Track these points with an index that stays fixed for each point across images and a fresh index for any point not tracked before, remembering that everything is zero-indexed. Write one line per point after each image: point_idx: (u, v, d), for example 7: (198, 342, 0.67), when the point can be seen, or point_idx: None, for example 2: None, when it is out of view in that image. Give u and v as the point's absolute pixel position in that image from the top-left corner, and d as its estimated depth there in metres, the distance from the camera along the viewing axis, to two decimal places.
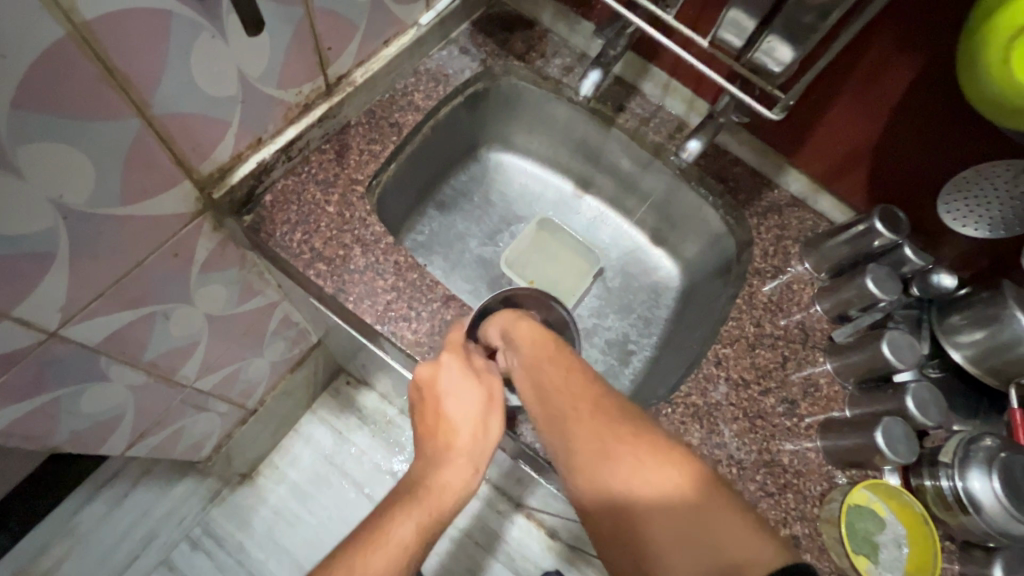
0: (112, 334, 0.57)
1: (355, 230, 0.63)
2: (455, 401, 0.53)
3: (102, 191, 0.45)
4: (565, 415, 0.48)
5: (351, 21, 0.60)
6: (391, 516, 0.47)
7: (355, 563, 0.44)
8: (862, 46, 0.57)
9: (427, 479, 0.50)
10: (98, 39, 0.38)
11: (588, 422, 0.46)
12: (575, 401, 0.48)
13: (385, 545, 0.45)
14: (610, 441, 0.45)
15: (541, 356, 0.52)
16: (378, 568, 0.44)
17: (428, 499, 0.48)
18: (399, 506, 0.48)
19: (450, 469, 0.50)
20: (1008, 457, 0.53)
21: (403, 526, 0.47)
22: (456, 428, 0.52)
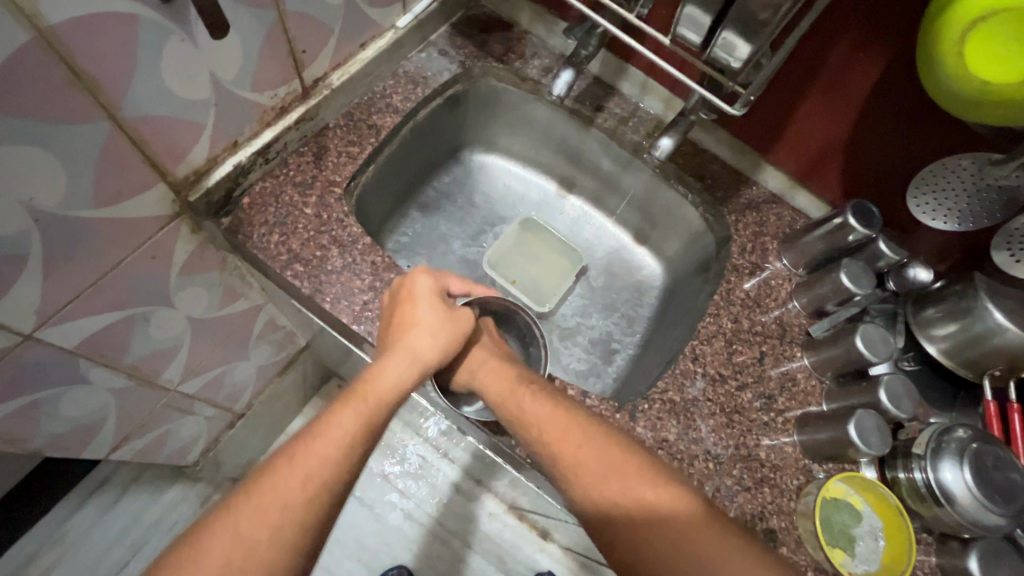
0: (90, 336, 0.57)
1: (333, 231, 0.64)
2: (389, 369, 0.55)
3: (75, 194, 0.46)
4: (577, 460, 0.51)
5: (325, 25, 0.60)
6: (331, 414, 0.50)
7: (303, 446, 0.47)
8: (829, 43, 0.58)
9: (362, 392, 0.53)
10: (64, 43, 0.39)
11: (596, 457, 0.50)
12: (578, 441, 0.52)
13: (327, 434, 0.48)
14: (626, 479, 0.48)
15: (518, 400, 0.57)
16: (319, 452, 0.46)
17: (363, 408, 0.51)
18: (336, 406, 0.51)
19: (375, 391, 0.53)
20: (979, 447, 0.54)
21: (342, 420, 0.50)
22: (383, 389, 0.54)
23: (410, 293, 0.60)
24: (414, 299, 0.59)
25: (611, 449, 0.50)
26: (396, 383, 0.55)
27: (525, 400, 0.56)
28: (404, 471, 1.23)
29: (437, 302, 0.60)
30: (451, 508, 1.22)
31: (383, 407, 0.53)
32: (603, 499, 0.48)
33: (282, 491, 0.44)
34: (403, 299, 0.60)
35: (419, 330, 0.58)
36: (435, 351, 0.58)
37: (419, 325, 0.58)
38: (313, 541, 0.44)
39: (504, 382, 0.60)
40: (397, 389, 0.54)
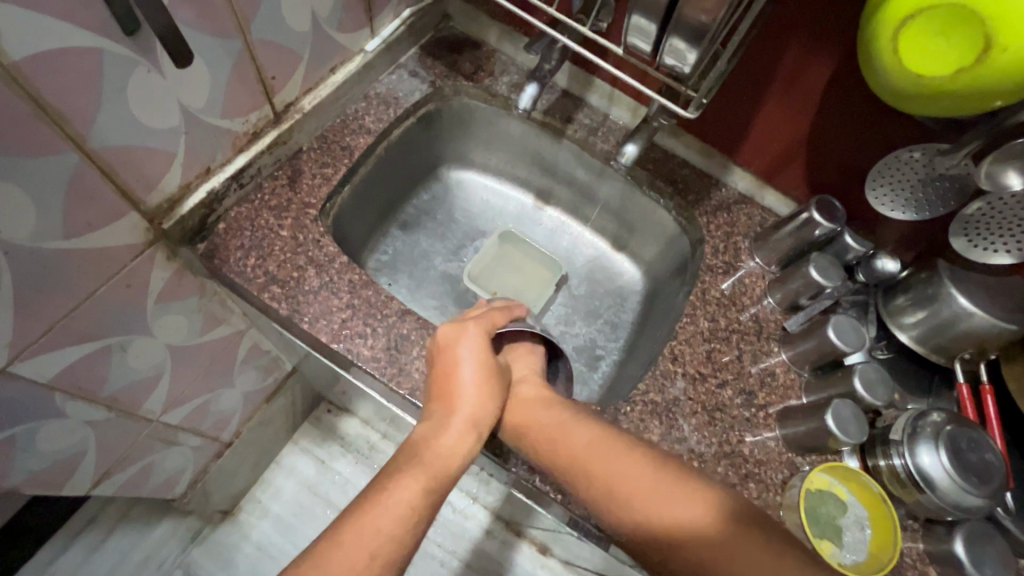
0: (65, 368, 0.57)
1: (309, 252, 0.64)
2: (450, 434, 0.53)
3: (45, 226, 0.46)
4: (585, 463, 0.51)
5: (293, 51, 0.62)
6: (394, 482, 0.48)
7: (369, 518, 0.45)
8: (780, 47, 0.60)
9: (426, 459, 0.51)
10: (30, 78, 0.39)
11: (609, 466, 0.50)
12: (584, 440, 0.52)
13: (392, 507, 0.46)
14: (632, 481, 0.49)
15: (532, 413, 0.56)
16: (389, 529, 0.45)
17: (430, 479, 0.49)
18: (400, 469, 0.50)
19: (441, 459, 0.51)
20: (953, 430, 0.55)
21: (410, 491, 0.48)
22: (445, 459, 0.51)
23: (455, 357, 0.57)
24: (458, 364, 0.57)
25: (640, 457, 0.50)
26: (461, 444, 0.53)
27: (540, 409, 0.56)
28: None
29: (489, 366, 0.58)
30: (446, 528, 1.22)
31: (449, 476, 0.51)
32: (606, 493, 0.49)
33: (355, 567, 0.42)
34: (450, 358, 0.57)
35: (470, 398, 0.55)
36: (493, 409, 0.56)
37: (472, 391, 0.56)
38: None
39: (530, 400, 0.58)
40: (461, 458, 0.52)
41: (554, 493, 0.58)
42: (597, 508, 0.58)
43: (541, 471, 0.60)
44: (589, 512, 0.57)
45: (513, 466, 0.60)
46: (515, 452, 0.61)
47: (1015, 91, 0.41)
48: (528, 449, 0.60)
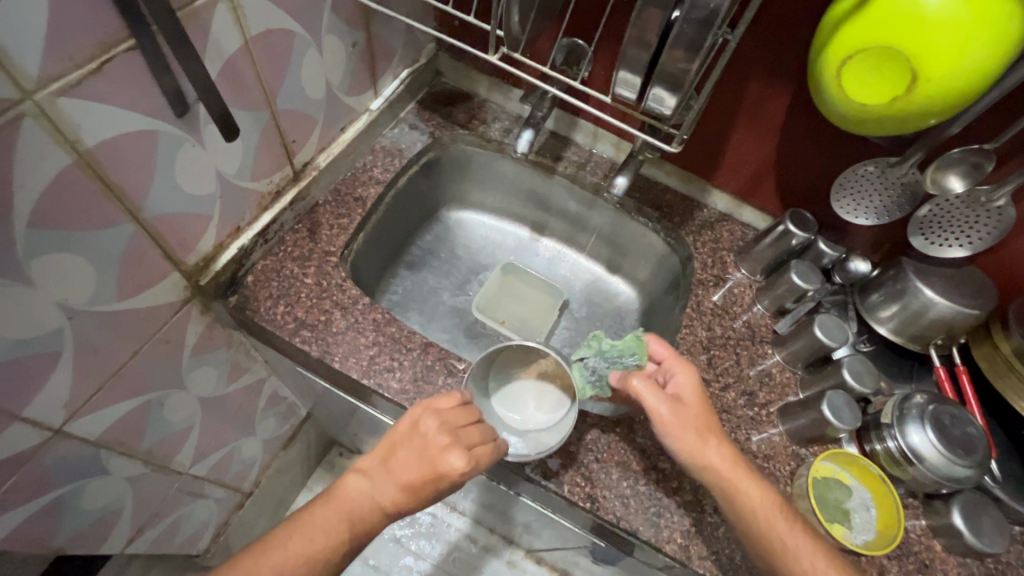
0: (112, 424, 0.60)
1: (333, 296, 0.69)
2: (365, 495, 0.53)
3: (102, 291, 0.51)
4: (744, 496, 0.54)
5: (310, 115, 0.68)
6: (308, 513, 0.52)
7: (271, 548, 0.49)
8: (743, 82, 0.68)
9: (340, 501, 0.53)
10: (100, 160, 0.45)
11: (759, 506, 0.53)
12: (743, 480, 0.54)
13: (282, 547, 0.49)
14: (781, 528, 0.53)
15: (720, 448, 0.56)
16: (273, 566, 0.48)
17: (333, 524, 0.51)
18: (321, 501, 0.53)
19: (349, 511, 0.52)
20: (935, 408, 0.60)
21: (310, 536, 0.50)
22: (362, 512, 0.53)
23: (410, 426, 0.55)
24: (409, 439, 0.54)
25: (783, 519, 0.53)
26: (381, 505, 0.53)
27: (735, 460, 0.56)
28: (416, 532, 1.29)
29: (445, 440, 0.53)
30: (468, 561, 1.27)
31: (359, 527, 0.52)
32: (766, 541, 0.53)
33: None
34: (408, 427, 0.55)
35: (411, 464, 0.53)
36: (428, 489, 0.53)
37: (417, 453, 0.53)
38: None
39: (693, 438, 0.55)
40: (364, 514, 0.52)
41: (583, 501, 0.61)
42: (624, 512, 0.61)
43: (570, 482, 0.62)
44: (616, 517, 0.60)
45: (541, 480, 0.62)
46: (543, 466, 0.62)
47: (942, 111, 0.49)
48: (555, 462, 0.63)
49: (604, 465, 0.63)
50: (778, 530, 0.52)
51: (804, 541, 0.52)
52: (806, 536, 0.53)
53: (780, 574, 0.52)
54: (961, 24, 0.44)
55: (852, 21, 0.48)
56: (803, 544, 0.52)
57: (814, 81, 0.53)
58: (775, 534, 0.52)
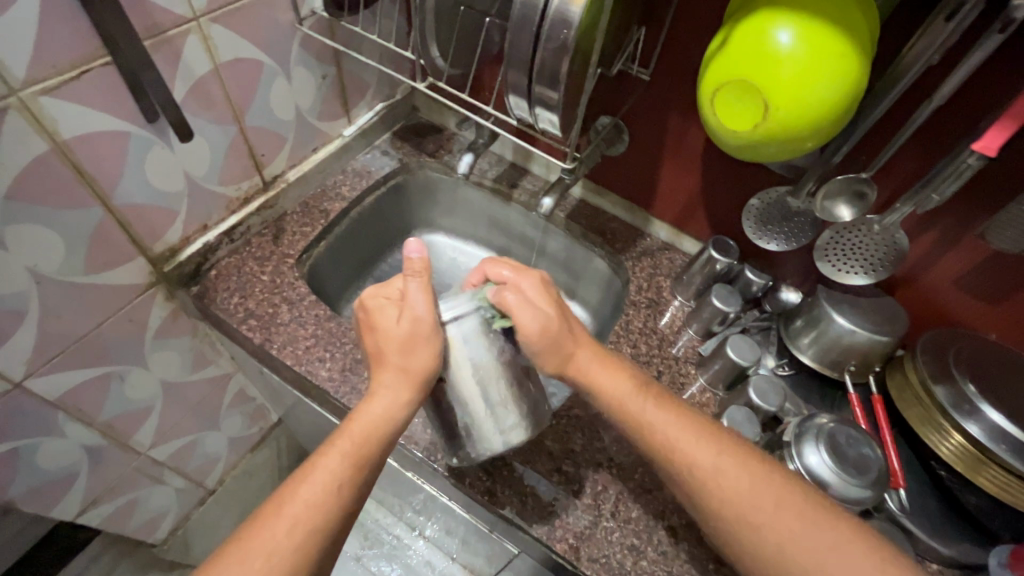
0: (71, 389, 0.68)
1: (284, 291, 0.77)
2: (376, 399, 0.55)
3: (69, 263, 0.59)
4: (603, 387, 0.57)
5: (280, 134, 0.78)
6: (322, 450, 0.52)
7: (300, 485, 0.50)
8: (664, 118, 0.75)
9: (351, 428, 0.54)
10: (74, 151, 0.54)
11: (615, 392, 0.56)
12: (594, 366, 0.57)
13: (318, 477, 0.51)
14: (653, 419, 0.54)
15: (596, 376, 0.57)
16: (309, 496, 0.49)
17: (349, 447, 0.53)
18: (328, 446, 0.53)
19: (366, 429, 0.54)
20: (835, 427, 0.61)
21: (329, 462, 0.51)
22: (383, 417, 0.54)
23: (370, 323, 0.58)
24: (383, 329, 0.57)
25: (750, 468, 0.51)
26: (396, 401, 0.54)
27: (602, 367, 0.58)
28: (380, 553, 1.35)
29: (398, 301, 0.57)
30: None
31: (376, 440, 0.54)
32: (727, 499, 0.50)
33: (283, 530, 0.48)
34: (372, 312, 0.58)
35: (395, 349, 0.54)
36: (422, 346, 0.54)
37: (389, 335, 0.56)
38: (325, 551, 0.49)
39: (553, 355, 0.57)
40: (385, 422, 0.54)
41: (481, 494, 0.64)
42: (522, 508, 0.63)
43: (472, 476, 0.65)
44: (513, 512, 0.63)
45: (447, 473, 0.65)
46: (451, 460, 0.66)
47: (803, 136, 0.53)
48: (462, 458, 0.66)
49: (509, 463, 0.65)
50: (646, 421, 0.54)
51: (712, 451, 0.52)
52: (714, 444, 0.52)
53: (732, 528, 0.49)
54: (804, 58, 0.49)
55: (718, 56, 0.54)
56: (685, 436, 0.53)
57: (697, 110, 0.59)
58: (647, 424, 0.54)
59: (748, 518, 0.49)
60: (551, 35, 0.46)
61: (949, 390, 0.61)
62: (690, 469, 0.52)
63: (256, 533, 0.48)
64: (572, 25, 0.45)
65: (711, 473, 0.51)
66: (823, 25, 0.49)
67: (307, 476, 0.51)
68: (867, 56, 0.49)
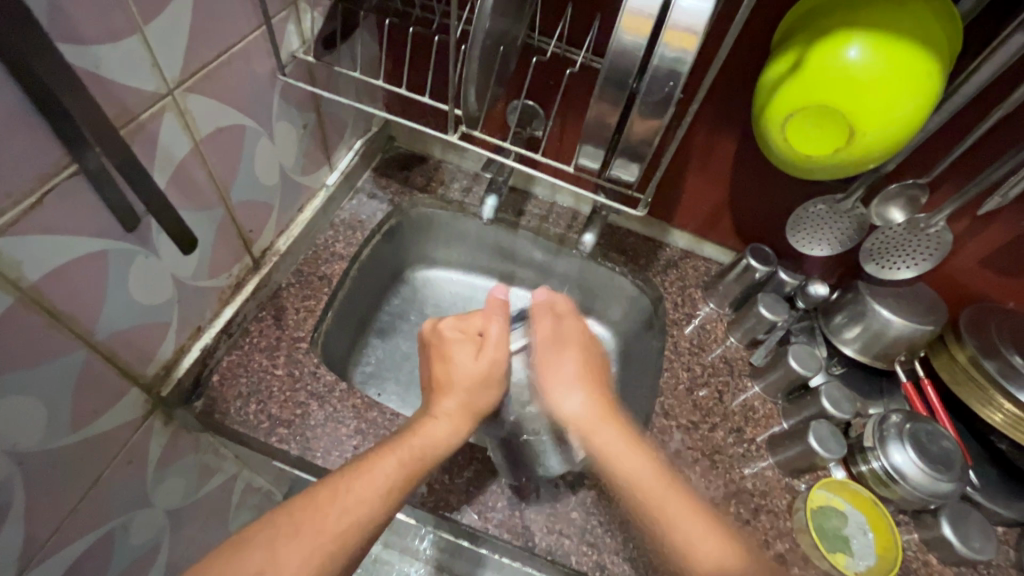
0: (72, 565, 0.54)
1: (308, 385, 0.66)
2: (436, 420, 0.56)
3: (54, 427, 0.46)
4: (614, 458, 0.56)
5: (265, 202, 0.66)
6: (374, 454, 0.51)
7: (356, 476, 0.49)
8: (691, 131, 0.72)
9: (411, 438, 0.53)
10: (44, 293, 0.41)
11: (626, 473, 0.55)
12: (620, 450, 0.56)
13: (371, 477, 0.49)
14: (673, 512, 0.52)
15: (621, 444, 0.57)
16: (364, 491, 0.48)
17: (409, 455, 0.51)
18: (382, 449, 0.51)
19: (424, 445, 0.53)
20: (912, 426, 0.63)
21: (386, 466, 0.50)
22: (435, 444, 0.54)
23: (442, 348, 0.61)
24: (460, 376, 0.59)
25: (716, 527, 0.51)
26: (455, 426, 0.56)
27: (628, 446, 0.57)
28: None
29: (473, 339, 0.62)
30: None
31: (430, 458, 0.53)
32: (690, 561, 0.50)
33: (339, 515, 0.46)
34: (443, 349, 0.61)
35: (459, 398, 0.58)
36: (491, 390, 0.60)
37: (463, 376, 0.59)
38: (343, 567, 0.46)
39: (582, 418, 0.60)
40: (446, 440, 0.55)
41: (591, 570, 0.59)
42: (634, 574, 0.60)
43: (576, 552, 0.60)
44: None
45: (547, 555, 0.60)
46: (547, 538, 0.61)
47: (883, 156, 0.52)
48: (558, 532, 0.61)
49: (607, 528, 0.62)
50: (647, 489, 0.53)
51: (684, 506, 0.52)
52: (704, 523, 0.51)
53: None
54: (888, 77, 0.47)
55: (788, 83, 0.51)
56: (680, 507, 0.52)
57: (759, 137, 0.56)
58: (660, 507, 0.52)
59: (687, 559, 0.50)
60: (653, 88, 0.41)
61: (998, 363, 0.65)
62: (674, 537, 0.51)
63: (302, 520, 0.46)
64: (681, 76, 0.40)
65: (691, 534, 0.50)
66: (905, 46, 0.46)
67: (356, 472, 0.49)
68: (946, 71, 0.48)
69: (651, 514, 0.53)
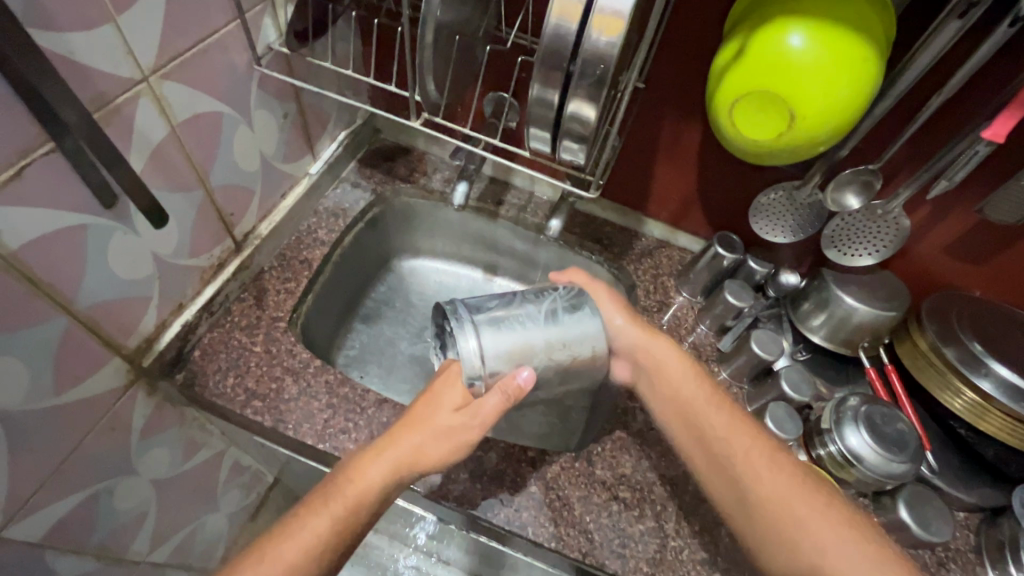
0: (55, 524, 0.58)
1: (284, 361, 0.69)
2: (382, 462, 0.51)
3: (36, 388, 0.50)
4: (675, 391, 0.63)
5: (246, 187, 0.70)
6: (309, 506, 0.49)
7: (280, 539, 0.48)
8: (656, 121, 0.74)
9: (346, 490, 0.50)
10: (24, 261, 0.45)
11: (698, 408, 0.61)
12: (705, 408, 0.61)
13: (301, 535, 0.48)
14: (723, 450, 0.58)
15: (696, 408, 0.61)
16: (289, 555, 0.46)
17: (340, 511, 0.49)
18: (320, 500, 0.49)
19: (356, 504, 0.49)
20: (868, 409, 0.65)
21: (317, 522, 0.48)
22: (372, 496, 0.50)
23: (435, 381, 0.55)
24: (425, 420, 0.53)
25: (777, 455, 0.57)
26: (411, 462, 0.51)
27: (694, 376, 0.63)
28: None
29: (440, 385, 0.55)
30: None
31: (366, 510, 0.49)
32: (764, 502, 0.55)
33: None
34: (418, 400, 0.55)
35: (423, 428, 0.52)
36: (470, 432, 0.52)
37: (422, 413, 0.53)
38: None
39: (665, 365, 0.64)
40: (387, 486, 0.51)
41: (548, 541, 0.61)
42: (590, 546, 0.62)
43: (534, 524, 0.62)
44: (583, 553, 0.61)
45: (506, 526, 0.62)
46: (507, 510, 0.63)
47: (826, 140, 0.54)
48: (518, 505, 0.63)
49: (566, 500, 0.64)
50: (721, 447, 0.58)
51: (751, 444, 0.58)
52: (762, 451, 0.57)
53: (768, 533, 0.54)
54: (825, 63, 0.48)
55: (733, 70, 0.53)
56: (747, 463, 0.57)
57: (710, 121, 0.58)
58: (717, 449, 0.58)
59: (752, 483, 0.55)
60: (586, 70, 0.43)
61: (957, 349, 0.65)
62: (748, 485, 0.55)
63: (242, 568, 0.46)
64: (611, 59, 0.42)
65: (761, 482, 0.55)
66: (840, 32, 0.48)
67: (293, 523, 0.48)
68: (881, 56, 0.49)
69: (720, 456, 0.58)
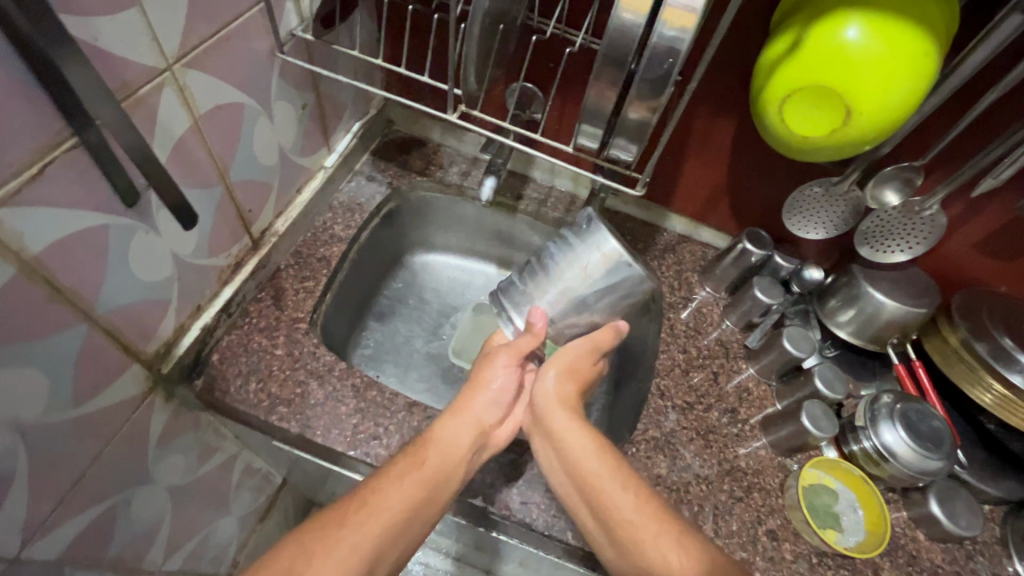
0: (74, 540, 0.55)
1: (308, 364, 0.66)
2: (456, 426, 0.56)
3: (55, 401, 0.46)
4: (568, 447, 0.56)
5: (264, 182, 0.66)
6: (396, 467, 0.51)
7: (381, 489, 0.49)
8: (688, 114, 0.72)
9: (432, 450, 0.53)
10: (45, 266, 0.41)
11: (576, 450, 0.56)
12: (597, 468, 0.54)
13: (395, 490, 0.49)
14: (615, 494, 0.52)
15: (591, 476, 0.54)
16: (393, 505, 0.48)
17: (427, 471, 0.51)
18: (402, 459, 0.52)
19: (443, 458, 0.53)
20: (903, 407, 0.65)
21: (407, 480, 0.50)
22: (456, 455, 0.54)
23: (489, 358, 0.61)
24: (486, 384, 0.59)
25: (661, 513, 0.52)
26: (476, 420, 0.57)
27: (586, 433, 0.57)
28: None
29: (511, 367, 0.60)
30: None
31: (450, 468, 0.53)
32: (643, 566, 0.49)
33: (365, 531, 0.46)
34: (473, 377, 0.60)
35: (487, 398, 0.59)
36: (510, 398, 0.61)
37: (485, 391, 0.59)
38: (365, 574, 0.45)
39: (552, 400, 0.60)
40: (466, 446, 0.55)
41: (588, 546, 0.61)
42: None
43: (573, 528, 0.61)
44: None
45: (544, 531, 0.61)
46: (544, 514, 0.62)
47: (877, 137, 0.53)
48: (555, 509, 0.62)
49: None
50: (602, 485, 0.53)
51: (628, 496, 0.52)
52: (645, 502, 0.52)
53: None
54: (885, 59, 0.47)
55: (786, 64, 0.51)
56: (633, 501, 0.52)
57: (754, 114, 0.57)
58: (599, 493, 0.53)
59: (635, 545, 0.50)
60: (652, 65, 0.41)
61: (988, 345, 0.66)
62: (630, 533, 0.50)
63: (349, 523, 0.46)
64: (680, 53, 0.40)
65: (650, 533, 0.50)
66: (902, 25, 0.47)
67: (386, 480, 0.50)
68: (940, 51, 0.48)
69: (604, 509, 0.52)
